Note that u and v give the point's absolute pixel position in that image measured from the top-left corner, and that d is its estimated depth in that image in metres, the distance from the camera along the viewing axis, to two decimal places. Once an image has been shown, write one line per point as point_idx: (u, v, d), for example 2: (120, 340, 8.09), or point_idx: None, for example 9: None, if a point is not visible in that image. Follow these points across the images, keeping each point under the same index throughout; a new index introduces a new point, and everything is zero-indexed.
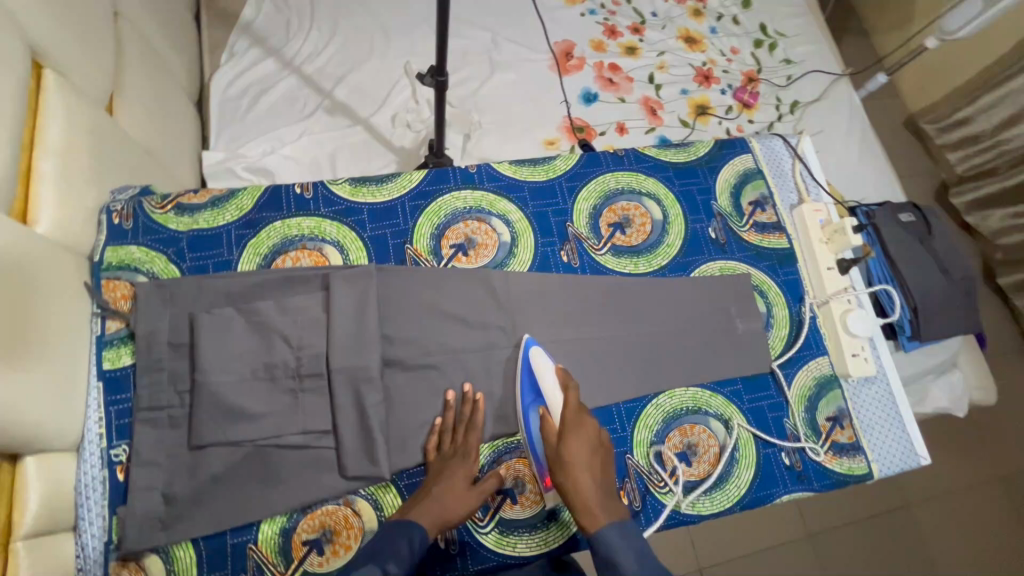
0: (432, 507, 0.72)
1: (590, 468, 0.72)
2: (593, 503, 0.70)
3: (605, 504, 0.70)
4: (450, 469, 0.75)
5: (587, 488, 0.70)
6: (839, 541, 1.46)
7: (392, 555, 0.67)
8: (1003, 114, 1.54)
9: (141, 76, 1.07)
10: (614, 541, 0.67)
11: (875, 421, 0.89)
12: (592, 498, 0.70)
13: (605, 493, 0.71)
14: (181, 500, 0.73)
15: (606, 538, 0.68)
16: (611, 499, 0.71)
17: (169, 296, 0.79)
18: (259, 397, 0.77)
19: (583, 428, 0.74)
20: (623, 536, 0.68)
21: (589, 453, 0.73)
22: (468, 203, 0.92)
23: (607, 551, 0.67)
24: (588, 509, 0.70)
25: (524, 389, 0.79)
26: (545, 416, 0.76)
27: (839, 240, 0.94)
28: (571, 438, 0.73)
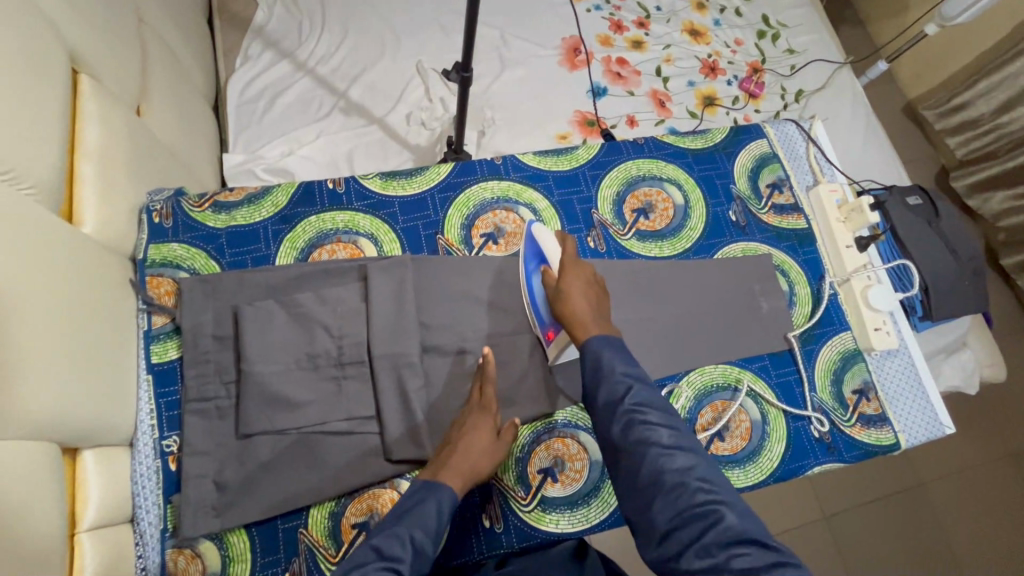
0: (463, 466, 0.72)
1: (586, 297, 0.74)
2: (587, 319, 0.71)
3: (598, 322, 0.72)
4: (471, 425, 0.75)
5: (580, 308, 0.73)
6: (862, 520, 1.48)
7: (419, 520, 0.65)
8: (1003, 96, 1.58)
9: (165, 81, 1.09)
10: (602, 348, 0.68)
11: (899, 393, 0.92)
12: (585, 316, 0.72)
13: (598, 315, 0.73)
14: (232, 487, 0.74)
15: (593, 345, 0.68)
16: (606, 320, 0.73)
17: (213, 291, 0.81)
18: (304, 386, 0.78)
19: (581, 269, 0.77)
20: (610, 341, 0.68)
21: (586, 287, 0.76)
22: (496, 194, 0.94)
23: (594, 353, 0.68)
24: (581, 325, 0.72)
25: (526, 255, 0.83)
26: (545, 269, 0.80)
27: (856, 219, 0.96)
28: (569, 274, 0.76)
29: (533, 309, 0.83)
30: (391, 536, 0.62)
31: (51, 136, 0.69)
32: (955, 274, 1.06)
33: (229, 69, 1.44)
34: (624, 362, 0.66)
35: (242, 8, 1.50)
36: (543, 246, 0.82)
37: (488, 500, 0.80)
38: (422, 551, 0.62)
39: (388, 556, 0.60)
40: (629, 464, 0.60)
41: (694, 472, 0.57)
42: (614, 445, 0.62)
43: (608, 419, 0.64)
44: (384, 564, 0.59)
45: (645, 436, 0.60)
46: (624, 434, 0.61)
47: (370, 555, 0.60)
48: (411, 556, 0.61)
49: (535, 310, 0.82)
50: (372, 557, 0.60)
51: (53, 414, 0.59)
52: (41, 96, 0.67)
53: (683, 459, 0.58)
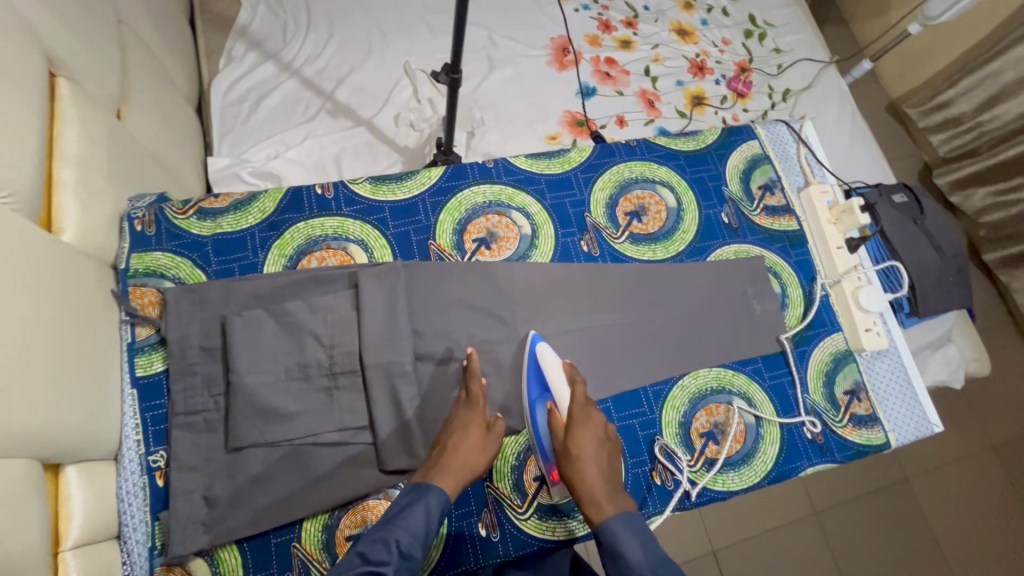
0: (453, 467, 0.71)
1: (597, 458, 0.73)
2: (600, 494, 0.71)
3: (611, 495, 0.71)
4: (458, 423, 0.74)
5: (594, 479, 0.71)
6: (847, 516, 1.50)
7: (405, 525, 0.66)
8: (983, 95, 1.61)
9: (146, 83, 1.06)
10: (620, 529, 0.69)
11: (890, 392, 0.93)
12: (599, 490, 0.71)
13: (611, 485, 0.72)
14: (222, 502, 0.73)
15: (608, 525, 0.69)
16: (617, 491, 0.72)
17: (199, 300, 0.79)
18: (295, 396, 0.77)
19: (592, 419, 0.75)
20: (626, 525, 0.69)
21: (597, 445, 0.74)
22: (488, 198, 0.93)
23: (613, 538, 0.68)
24: (595, 501, 0.71)
25: (532, 386, 0.79)
26: (553, 411, 0.77)
27: (847, 220, 0.97)
28: (580, 430, 0.73)
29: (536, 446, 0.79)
30: (378, 541, 0.65)
31: (29, 141, 0.66)
32: (939, 272, 1.08)
33: (212, 69, 1.41)
34: (649, 558, 0.67)
35: (225, 7, 1.47)
36: (550, 380, 0.78)
37: (484, 509, 0.79)
38: (409, 555, 0.65)
39: (372, 561, 0.64)
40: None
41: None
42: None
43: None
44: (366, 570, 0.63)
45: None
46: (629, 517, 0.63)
47: (355, 559, 0.65)
48: (395, 560, 0.64)
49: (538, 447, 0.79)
50: (356, 563, 0.64)
51: (34, 431, 0.57)
52: (17, 100, 0.65)
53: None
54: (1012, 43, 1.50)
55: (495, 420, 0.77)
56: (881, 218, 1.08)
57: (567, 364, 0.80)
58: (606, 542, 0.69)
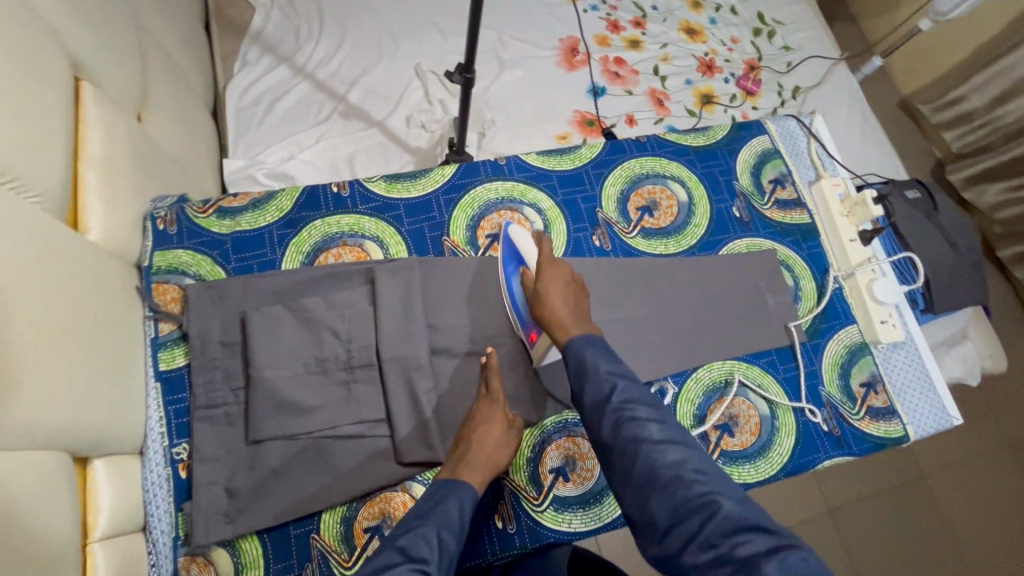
0: (479, 462, 0.72)
1: (565, 297, 0.77)
2: (567, 319, 0.74)
3: (578, 323, 0.74)
4: (481, 418, 0.75)
5: (559, 308, 0.75)
6: (862, 515, 1.48)
7: (443, 519, 0.64)
8: (996, 90, 1.60)
9: (164, 87, 1.08)
10: (586, 348, 0.70)
11: (908, 385, 0.92)
12: (566, 317, 0.74)
13: (576, 315, 0.75)
14: (243, 493, 0.74)
15: (575, 347, 0.71)
16: (584, 321, 0.75)
17: (220, 297, 0.81)
18: (313, 390, 0.78)
19: (559, 269, 0.80)
20: (590, 341, 0.71)
21: (563, 288, 0.78)
22: (500, 194, 0.94)
23: (578, 354, 0.70)
24: (562, 326, 0.74)
25: (505, 258, 0.85)
26: (524, 270, 0.82)
27: (860, 212, 0.96)
28: (546, 274, 0.78)
29: (514, 314, 0.84)
30: (417, 536, 0.61)
31: (55, 142, 0.68)
32: (954, 266, 1.08)
33: (228, 75, 1.43)
34: (609, 364, 0.67)
35: (238, 14, 1.50)
36: (521, 249, 0.84)
37: (500, 500, 0.79)
38: (449, 550, 0.61)
39: (416, 556, 0.59)
40: (620, 460, 0.60)
41: (687, 465, 0.57)
42: (605, 446, 0.62)
43: (598, 419, 0.64)
44: (412, 565, 0.57)
45: (636, 433, 0.60)
46: (615, 433, 0.61)
47: (398, 557, 0.58)
48: (438, 554, 0.60)
49: (514, 313, 0.84)
50: (399, 559, 0.58)
51: (63, 424, 0.59)
52: (45, 102, 0.67)
53: (674, 454, 0.58)
54: None
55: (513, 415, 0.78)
56: (894, 212, 1.08)
57: (538, 237, 0.86)
58: (572, 360, 0.70)
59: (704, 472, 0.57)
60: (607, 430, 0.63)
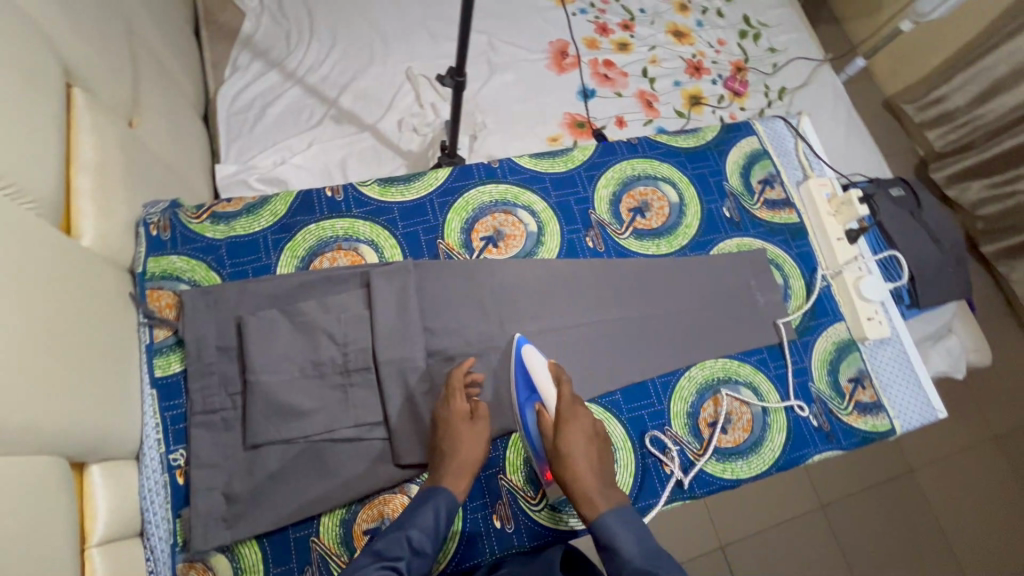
0: (450, 469, 0.73)
1: (588, 456, 0.74)
2: (593, 491, 0.72)
3: (602, 491, 0.73)
4: (445, 426, 0.75)
5: (587, 477, 0.73)
6: (853, 509, 1.51)
7: (415, 522, 0.70)
8: (977, 89, 1.64)
9: (155, 92, 1.08)
10: (615, 527, 0.70)
11: (894, 380, 0.94)
12: (591, 486, 0.73)
13: (602, 481, 0.74)
14: (241, 498, 0.74)
15: (605, 523, 0.71)
16: (608, 484, 0.74)
17: (215, 301, 0.81)
18: (310, 394, 0.78)
19: (580, 417, 0.76)
20: (621, 517, 0.71)
21: (586, 443, 0.75)
22: (494, 197, 0.95)
23: (610, 534, 0.70)
24: (587, 496, 0.72)
25: (520, 389, 0.80)
26: (541, 411, 0.78)
27: (847, 211, 0.99)
28: (569, 428, 0.75)
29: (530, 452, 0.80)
30: (391, 538, 0.68)
31: (48, 148, 0.68)
32: (938, 263, 1.10)
33: (219, 79, 1.43)
34: (642, 549, 0.68)
35: (228, 18, 1.50)
36: (536, 382, 0.79)
37: (499, 501, 0.80)
38: (421, 551, 0.68)
39: (386, 558, 0.66)
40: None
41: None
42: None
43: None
44: (382, 565, 0.66)
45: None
46: None
47: (368, 557, 0.67)
48: (407, 554, 0.67)
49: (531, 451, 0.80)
50: (371, 559, 0.67)
51: (59, 429, 0.59)
52: (38, 108, 0.67)
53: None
54: (1003, 39, 1.53)
55: (477, 403, 0.78)
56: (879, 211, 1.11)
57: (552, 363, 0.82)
58: (602, 537, 0.70)
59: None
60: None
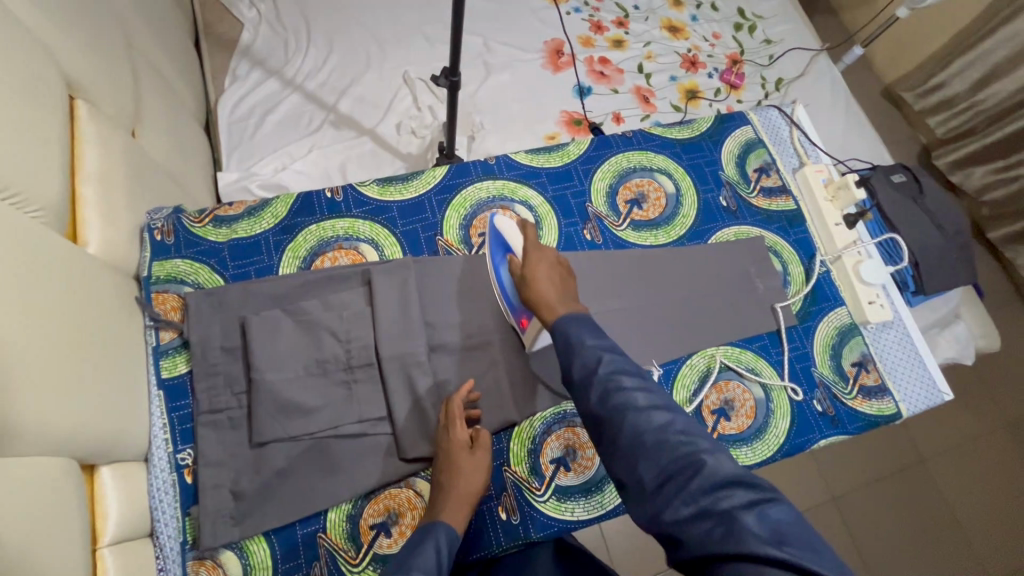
0: (457, 501, 0.71)
1: (551, 278, 0.77)
2: (553, 301, 0.75)
3: (563, 302, 0.75)
4: (446, 454, 0.75)
5: (547, 290, 0.76)
6: (866, 500, 1.50)
7: (419, 563, 0.58)
8: (977, 74, 1.64)
9: (156, 105, 1.10)
10: (569, 321, 0.71)
11: (899, 363, 0.94)
12: (552, 298, 0.75)
13: (563, 295, 0.76)
14: (249, 496, 0.75)
15: (560, 321, 0.71)
16: (572, 301, 0.76)
17: (219, 303, 0.82)
18: (314, 391, 0.80)
19: (544, 253, 0.81)
20: (576, 316, 0.71)
21: (549, 271, 0.79)
22: (492, 192, 0.96)
23: (563, 332, 0.70)
24: (548, 305, 0.74)
25: (493, 247, 0.85)
26: (510, 256, 0.83)
27: (844, 197, 0.99)
28: (532, 258, 0.79)
29: (506, 303, 0.84)
30: None
31: (53, 158, 0.70)
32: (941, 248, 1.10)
33: (219, 89, 1.45)
34: (596, 337, 0.67)
35: (228, 30, 1.52)
36: (505, 235, 0.84)
37: (503, 493, 0.80)
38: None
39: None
40: (611, 432, 0.59)
41: (673, 428, 0.56)
42: (594, 414, 0.61)
43: (585, 390, 0.63)
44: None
45: (624, 401, 0.59)
46: (603, 403, 0.60)
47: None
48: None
49: (506, 301, 0.84)
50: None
51: (69, 431, 0.60)
52: (42, 119, 0.69)
53: (660, 417, 0.57)
54: (1000, 22, 1.52)
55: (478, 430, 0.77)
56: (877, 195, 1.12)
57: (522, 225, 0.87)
58: (559, 336, 0.70)
59: (689, 435, 0.56)
60: (595, 399, 0.61)
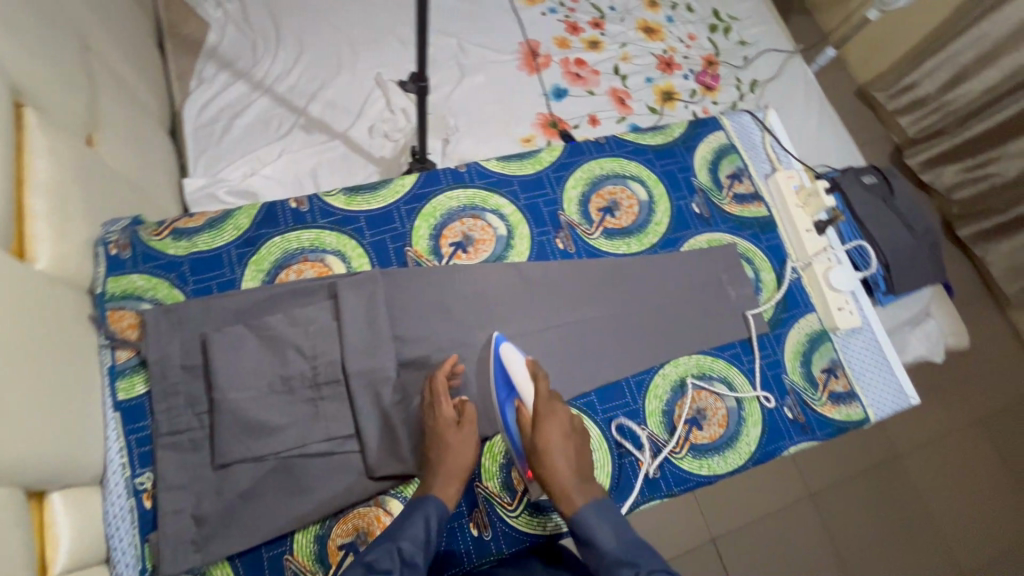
0: (447, 478, 0.74)
1: (565, 454, 0.74)
2: (570, 488, 0.73)
3: (580, 487, 0.73)
4: (433, 433, 0.76)
5: (564, 471, 0.73)
6: (840, 497, 1.52)
7: (407, 533, 0.67)
8: (947, 75, 1.67)
9: (115, 109, 1.06)
10: (592, 520, 0.71)
11: (867, 368, 0.95)
12: (569, 482, 0.73)
13: (579, 474, 0.74)
14: (211, 519, 0.72)
15: (583, 517, 0.71)
16: (586, 480, 0.74)
17: (178, 320, 0.79)
18: (279, 410, 0.77)
19: (557, 415, 0.76)
20: (599, 513, 0.71)
21: (562, 439, 0.75)
22: (462, 202, 0.94)
23: (588, 530, 0.70)
24: (565, 493, 0.73)
25: (498, 385, 0.80)
26: (519, 406, 0.77)
27: (814, 203, 1.00)
28: (547, 426, 0.74)
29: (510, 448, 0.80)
30: (381, 551, 0.66)
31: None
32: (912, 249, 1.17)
33: (184, 92, 1.40)
34: (619, 541, 0.69)
35: (192, 30, 1.47)
36: (512, 377, 0.78)
37: (475, 509, 0.79)
38: (411, 563, 0.65)
39: (375, 569, 0.64)
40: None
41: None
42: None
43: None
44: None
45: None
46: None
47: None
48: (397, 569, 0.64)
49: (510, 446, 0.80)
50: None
51: (16, 461, 0.57)
52: None
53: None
54: (970, 24, 1.55)
55: (463, 405, 0.79)
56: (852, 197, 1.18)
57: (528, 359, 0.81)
58: (581, 534, 0.71)
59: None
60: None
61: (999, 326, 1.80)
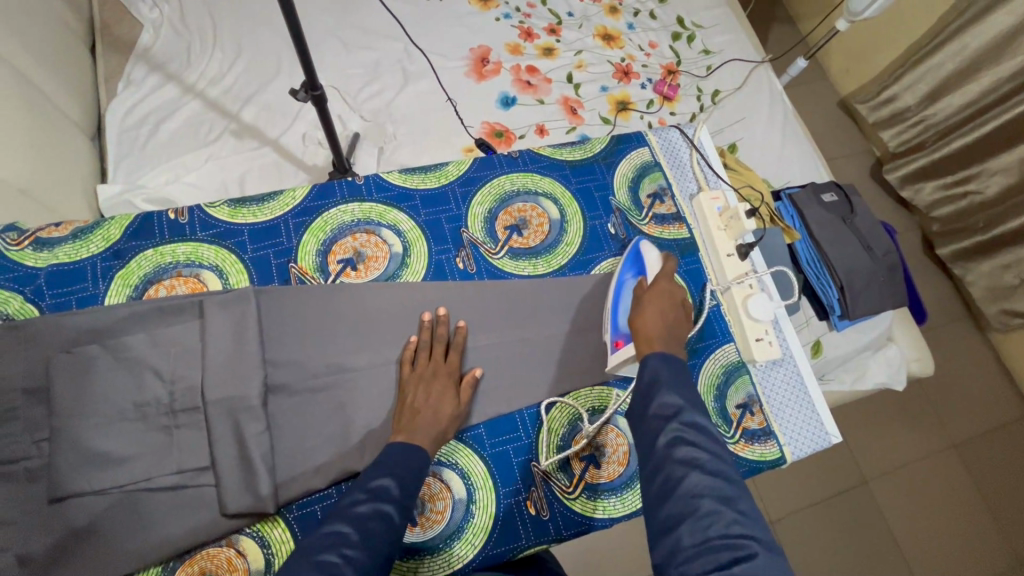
0: (426, 433, 0.72)
1: (666, 312, 0.74)
2: (654, 337, 0.72)
3: (665, 342, 0.71)
4: (427, 381, 0.77)
5: (654, 323, 0.73)
6: (804, 526, 1.43)
7: (402, 469, 0.67)
8: (927, 87, 1.59)
9: (13, 108, 0.99)
10: (661, 366, 0.67)
11: (786, 403, 0.88)
12: (656, 334, 0.72)
13: (669, 336, 0.73)
14: (37, 560, 0.67)
15: (654, 362, 0.68)
16: (673, 343, 0.72)
17: (24, 339, 0.73)
18: (128, 439, 0.72)
19: (678, 289, 0.78)
20: (671, 363, 0.68)
21: (669, 306, 0.75)
22: (356, 216, 0.89)
23: (653, 368, 0.68)
24: (649, 340, 0.72)
25: (626, 264, 0.84)
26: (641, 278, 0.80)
27: (735, 226, 0.91)
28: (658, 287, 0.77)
29: (610, 315, 0.82)
30: (383, 479, 0.66)
31: None
32: (870, 271, 1.26)
33: (110, 94, 1.35)
34: (676, 380, 0.66)
35: (126, 31, 1.42)
36: (646, 257, 0.82)
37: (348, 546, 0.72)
38: (409, 492, 0.66)
39: (382, 497, 0.64)
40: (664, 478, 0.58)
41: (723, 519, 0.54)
42: (653, 456, 0.60)
43: (655, 430, 0.62)
44: (376, 505, 0.63)
45: (691, 458, 0.58)
46: (668, 448, 0.60)
47: (338, 558, 0.56)
48: (398, 497, 0.65)
49: (613, 317, 0.81)
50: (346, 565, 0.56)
51: None
52: None
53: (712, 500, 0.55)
54: (949, 35, 1.48)
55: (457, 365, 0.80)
56: (809, 221, 1.29)
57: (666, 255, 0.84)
58: (647, 370, 0.68)
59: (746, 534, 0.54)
60: (663, 440, 0.61)
61: (980, 350, 1.71)
